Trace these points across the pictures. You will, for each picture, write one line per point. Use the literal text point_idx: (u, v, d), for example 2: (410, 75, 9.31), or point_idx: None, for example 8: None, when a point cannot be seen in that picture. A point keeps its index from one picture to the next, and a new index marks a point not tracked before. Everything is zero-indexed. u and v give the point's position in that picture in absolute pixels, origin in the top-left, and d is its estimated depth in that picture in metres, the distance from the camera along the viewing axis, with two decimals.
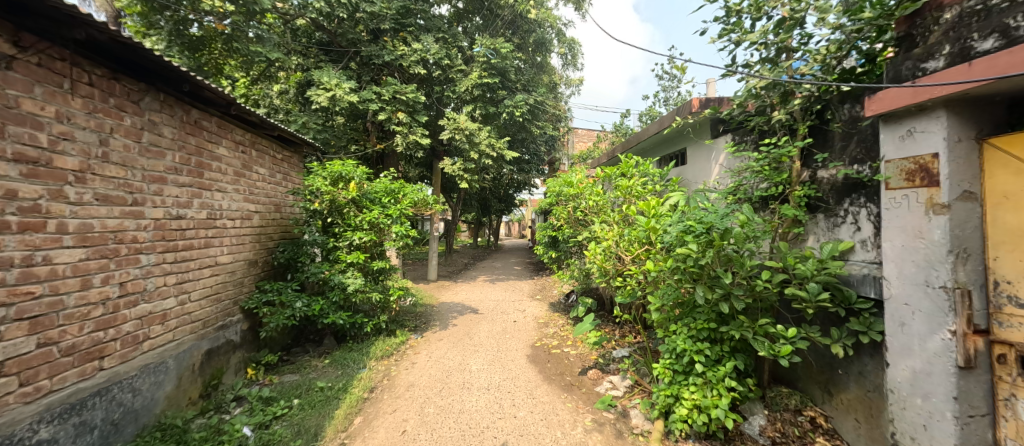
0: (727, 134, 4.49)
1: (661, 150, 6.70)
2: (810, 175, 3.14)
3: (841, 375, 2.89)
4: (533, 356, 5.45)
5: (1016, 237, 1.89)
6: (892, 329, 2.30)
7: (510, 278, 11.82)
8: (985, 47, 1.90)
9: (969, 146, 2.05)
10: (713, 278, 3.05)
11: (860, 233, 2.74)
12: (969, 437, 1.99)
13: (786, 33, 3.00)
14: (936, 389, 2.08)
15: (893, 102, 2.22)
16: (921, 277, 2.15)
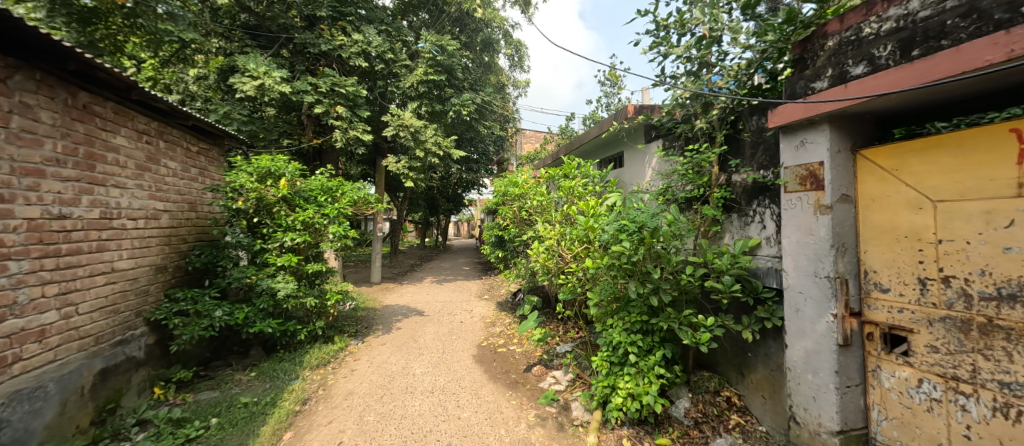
0: (658, 139, 4.83)
1: (602, 152, 7.03)
2: (726, 179, 3.47)
3: (751, 358, 3.24)
4: (479, 356, 5.44)
5: (879, 233, 2.25)
6: (790, 315, 2.62)
7: (458, 279, 11.69)
8: (858, 72, 2.22)
9: (848, 156, 2.39)
10: (644, 273, 3.26)
11: (766, 231, 3.08)
12: (847, 405, 2.33)
13: (705, 49, 3.30)
14: (823, 365, 2.40)
15: (790, 116, 2.53)
16: (811, 268, 2.47)
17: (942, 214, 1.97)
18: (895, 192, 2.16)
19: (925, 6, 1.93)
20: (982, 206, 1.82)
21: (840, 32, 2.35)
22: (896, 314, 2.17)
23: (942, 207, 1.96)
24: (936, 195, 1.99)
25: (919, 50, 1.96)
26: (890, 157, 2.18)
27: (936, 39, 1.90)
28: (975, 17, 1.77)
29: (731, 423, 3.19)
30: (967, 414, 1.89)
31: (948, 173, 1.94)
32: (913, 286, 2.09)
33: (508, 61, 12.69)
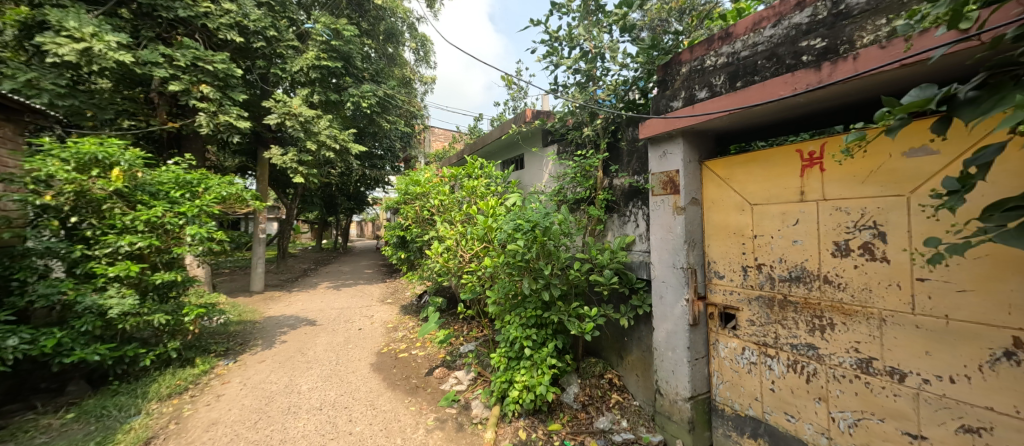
0: (553, 143, 5.13)
1: (504, 154, 7.22)
2: (609, 182, 3.84)
3: (628, 341, 3.64)
4: (378, 365, 5.12)
5: (718, 230, 2.73)
6: (656, 302, 3.02)
7: (358, 283, 10.86)
8: (701, 96, 2.64)
9: (696, 166, 2.83)
10: (536, 270, 3.42)
11: (639, 229, 3.48)
12: (696, 374, 2.77)
13: (590, 64, 3.62)
14: (679, 343, 2.82)
15: (654, 129, 2.90)
16: (671, 261, 2.88)
17: (757, 215, 2.45)
18: (728, 196, 2.64)
19: (745, 47, 2.38)
20: (781, 208, 2.32)
21: (690, 61, 2.77)
22: (729, 296, 2.65)
23: (757, 209, 2.45)
24: (754, 199, 2.48)
25: (741, 82, 2.40)
26: (724, 167, 2.66)
27: (750, 76, 2.33)
28: (774, 60, 2.20)
29: (612, 401, 3.55)
30: (772, 372, 2.38)
31: (761, 182, 2.44)
32: (739, 272, 2.57)
33: (413, 55, 12.21)
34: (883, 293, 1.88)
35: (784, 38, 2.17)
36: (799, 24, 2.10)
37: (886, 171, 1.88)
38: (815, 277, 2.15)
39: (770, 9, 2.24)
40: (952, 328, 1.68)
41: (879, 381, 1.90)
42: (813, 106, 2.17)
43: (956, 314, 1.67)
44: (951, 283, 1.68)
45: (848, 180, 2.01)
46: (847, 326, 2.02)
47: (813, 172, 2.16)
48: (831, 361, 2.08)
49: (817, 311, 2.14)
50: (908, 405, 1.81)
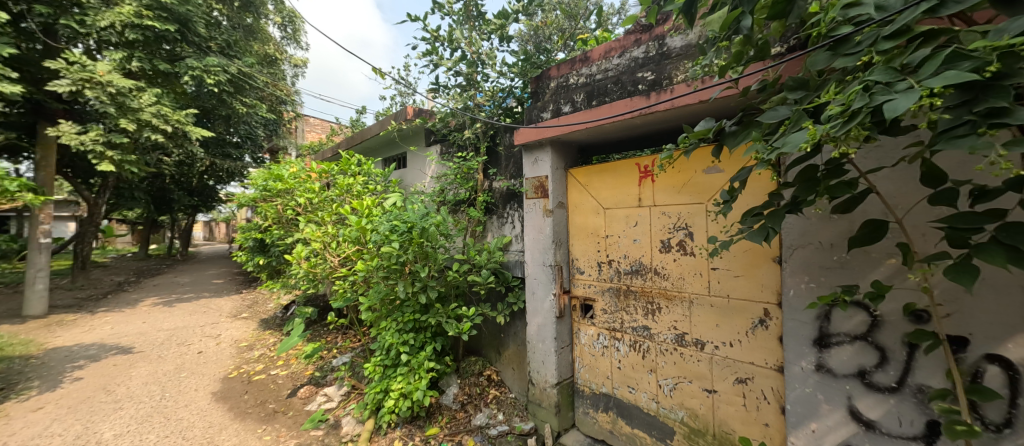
0: (436, 144, 4.87)
1: (382, 151, 6.61)
2: (489, 185, 3.93)
3: (504, 337, 3.76)
4: (222, 393, 4.27)
5: (579, 231, 3.06)
6: (529, 298, 3.23)
7: (200, 296, 8.92)
8: (565, 110, 2.92)
9: (562, 172, 3.12)
10: (412, 273, 3.30)
11: (515, 230, 3.64)
12: (561, 361, 3.05)
13: (470, 68, 3.66)
14: (548, 334, 3.07)
15: (526, 137, 3.09)
16: (541, 259, 3.12)
17: (609, 217, 2.83)
18: (586, 201, 2.99)
19: (599, 72, 2.72)
20: (625, 212, 2.72)
21: (557, 78, 3.04)
22: (588, 289, 2.99)
23: (609, 212, 2.83)
24: (606, 204, 2.85)
25: (596, 101, 2.72)
26: (585, 175, 2.99)
27: (603, 97, 2.67)
28: (619, 86, 2.56)
29: (489, 397, 3.61)
30: (619, 351, 2.77)
31: (611, 189, 2.81)
32: (595, 267, 2.93)
33: (278, 31, 10.60)
34: (692, 280, 2.35)
35: (626, 68, 2.53)
36: (637, 58, 2.48)
37: (694, 185, 2.35)
38: (648, 269, 2.58)
39: (616, 41, 2.60)
40: (733, 305, 2.17)
41: (689, 350, 2.37)
42: (647, 128, 2.58)
43: (735, 294, 2.16)
44: (731, 271, 2.17)
45: (669, 189, 2.47)
46: (669, 308, 2.47)
47: (647, 183, 2.60)
48: (658, 338, 2.53)
49: (650, 298, 2.57)
50: (707, 368, 2.28)
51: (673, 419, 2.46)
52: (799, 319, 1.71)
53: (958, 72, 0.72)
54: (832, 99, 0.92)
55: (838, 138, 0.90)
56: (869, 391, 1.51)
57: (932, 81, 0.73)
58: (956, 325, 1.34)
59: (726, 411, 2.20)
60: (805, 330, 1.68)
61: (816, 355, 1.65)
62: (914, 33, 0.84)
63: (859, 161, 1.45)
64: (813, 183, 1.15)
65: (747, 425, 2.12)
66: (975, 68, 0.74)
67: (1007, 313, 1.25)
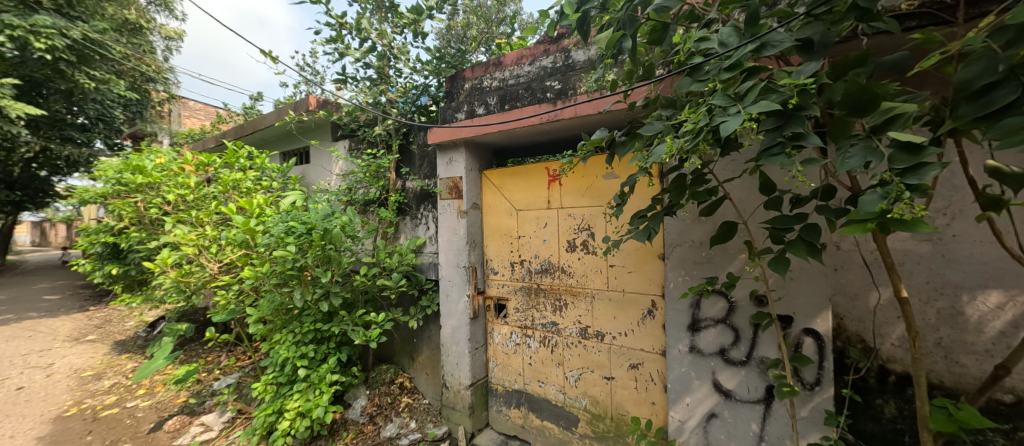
0: (344, 139, 4.39)
1: (278, 144, 5.78)
2: (402, 185, 3.71)
3: (417, 342, 3.59)
4: (52, 438, 3.40)
5: (493, 232, 3.10)
6: (443, 300, 3.17)
7: (22, 316, 6.99)
8: (479, 112, 2.94)
9: (477, 174, 3.13)
10: (313, 279, 3.00)
11: (429, 231, 3.47)
12: (475, 361, 3.06)
13: (381, 61, 3.43)
14: (462, 336, 3.05)
15: (439, 137, 3.01)
16: (455, 260, 3.09)
17: (521, 219, 2.92)
18: (500, 202, 3.05)
19: (511, 77, 2.80)
20: (536, 214, 2.84)
21: (472, 79, 3.04)
22: (501, 288, 3.05)
23: (521, 214, 2.92)
24: (518, 206, 2.94)
25: (509, 105, 2.79)
26: (499, 177, 3.04)
27: (515, 101, 2.75)
28: (530, 92, 2.65)
29: (401, 405, 3.41)
30: (530, 347, 2.88)
31: (523, 192, 2.90)
32: (508, 267, 3.00)
33: None
34: (594, 277, 2.54)
35: (536, 75, 2.65)
36: (545, 67, 2.61)
37: (595, 189, 2.54)
38: (556, 268, 2.74)
39: (527, 49, 2.71)
40: (627, 298, 2.39)
41: (592, 342, 2.56)
42: (555, 134, 2.73)
43: (628, 288, 2.39)
44: (626, 267, 2.40)
45: (574, 193, 2.64)
46: (574, 304, 2.64)
47: (555, 186, 2.74)
48: (565, 332, 2.69)
49: (558, 295, 2.72)
50: (606, 357, 2.49)
51: (577, 408, 2.63)
52: (678, 307, 1.96)
53: (770, 103, 0.89)
54: (689, 118, 1.07)
55: (693, 151, 1.05)
56: (727, 365, 1.79)
57: (753, 109, 0.89)
58: (785, 306, 1.66)
59: (622, 395, 2.42)
60: (682, 317, 1.93)
61: (689, 338, 1.91)
62: (745, 68, 1.01)
63: (718, 171, 1.70)
64: (683, 189, 1.34)
65: (638, 405, 2.36)
66: (782, 100, 0.91)
67: (816, 295, 1.60)
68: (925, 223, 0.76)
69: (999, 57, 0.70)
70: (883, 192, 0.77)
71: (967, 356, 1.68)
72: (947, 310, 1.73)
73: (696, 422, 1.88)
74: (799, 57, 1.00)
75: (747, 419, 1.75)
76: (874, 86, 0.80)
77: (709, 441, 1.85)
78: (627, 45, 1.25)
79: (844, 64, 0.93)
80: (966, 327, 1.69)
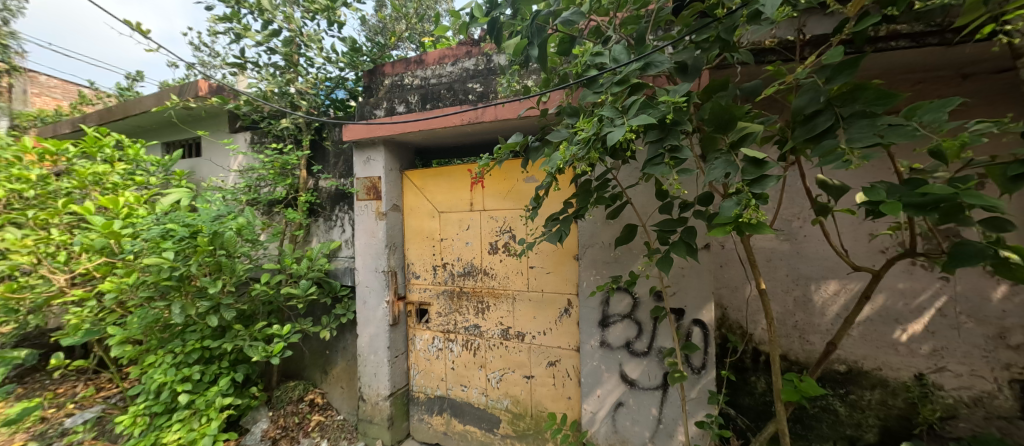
0: (245, 131, 3.87)
1: (159, 134, 4.88)
2: (314, 184, 3.39)
3: (331, 354, 3.30)
4: None
5: (415, 235, 3.00)
6: (360, 308, 2.97)
7: None
8: (400, 110, 2.82)
9: (397, 175, 2.99)
10: (199, 289, 2.60)
11: (345, 234, 3.22)
12: (395, 370, 2.92)
13: (287, 47, 3.06)
14: (380, 344, 2.89)
15: (356, 134, 2.80)
16: (373, 265, 2.92)
17: (443, 221, 2.87)
18: (422, 204, 2.96)
19: (433, 76, 2.73)
20: (459, 216, 2.81)
21: (392, 75, 2.91)
22: (423, 293, 2.96)
23: (443, 216, 2.87)
24: (440, 207, 2.88)
25: (430, 105, 2.71)
26: (421, 178, 2.95)
27: (435, 101, 2.68)
28: (452, 93, 2.61)
29: (311, 425, 3.10)
30: (453, 352, 2.84)
31: (446, 193, 2.85)
32: (430, 271, 2.93)
33: None
34: (514, 279, 2.59)
35: (458, 76, 2.62)
36: (467, 69, 2.59)
37: (516, 192, 2.59)
38: (478, 270, 2.73)
39: (450, 49, 2.66)
40: (546, 298, 2.48)
41: (513, 342, 2.60)
42: (477, 137, 2.72)
43: (547, 288, 2.47)
44: (545, 268, 2.48)
45: (496, 196, 2.66)
46: (496, 306, 2.66)
47: (477, 189, 2.73)
48: (487, 334, 2.69)
49: (480, 297, 2.72)
50: (527, 356, 2.55)
51: (499, 409, 2.65)
52: (590, 305, 2.07)
53: (649, 117, 0.97)
54: (586, 128, 1.13)
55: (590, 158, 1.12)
56: (632, 357, 1.95)
57: (634, 121, 0.97)
58: (677, 300, 1.86)
59: (541, 392, 2.49)
60: (593, 314, 2.05)
61: (600, 333, 2.04)
62: (631, 83, 1.09)
63: (622, 177, 1.83)
64: (589, 194, 1.43)
65: (556, 401, 2.45)
66: (662, 116, 1.02)
67: (702, 289, 1.81)
68: (768, 228, 0.88)
69: (822, 89, 0.85)
70: (738, 200, 0.86)
71: (814, 335, 2.04)
72: (801, 297, 2.08)
73: (606, 412, 2.01)
74: (677, 78, 1.11)
75: (647, 405, 1.91)
76: (731, 108, 0.91)
77: (616, 429, 1.99)
78: (534, 54, 1.29)
79: (710, 87, 1.03)
80: (814, 311, 2.05)
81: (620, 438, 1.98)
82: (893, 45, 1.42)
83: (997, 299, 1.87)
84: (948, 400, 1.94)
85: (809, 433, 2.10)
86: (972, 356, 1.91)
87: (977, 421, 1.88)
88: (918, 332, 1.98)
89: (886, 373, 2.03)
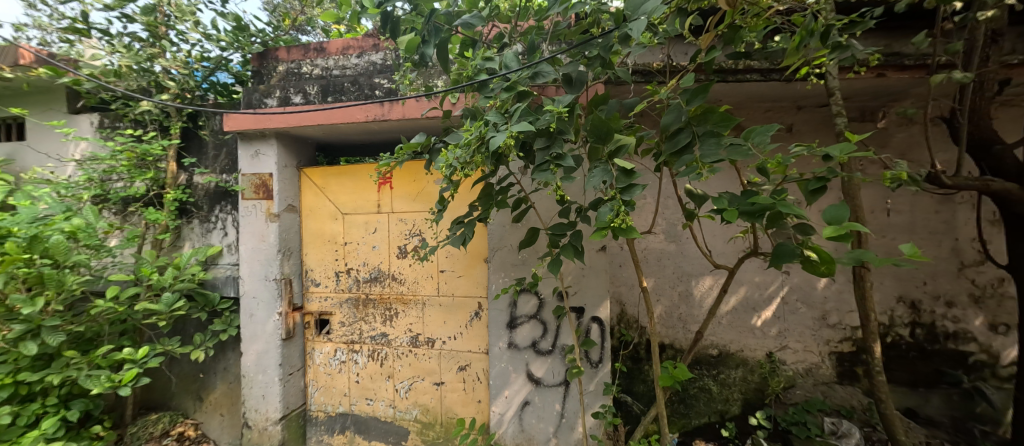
0: (90, 112, 3.15)
1: None
2: (187, 179, 2.90)
3: (208, 377, 2.84)
4: None
5: (314, 239, 2.73)
6: (245, 322, 2.60)
7: None
8: (296, 101, 2.54)
9: (293, 172, 2.69)
10: (10, 309, 2.04)
11: (227, 238, 2.80)
12: (289, 390, 2.62)
13: (148, 15, 2.56)
14: (269, 362, 2.56)
15: (241, 124, 2.46)
16: (262, 273, 2.58)
17: (347, 223, 2.66)
18: (323, 205, 2.71)
19: (336, 67, 2.53)
20: (365, 218, 2.63)
21: (287, 62, 2.62)
22: (324, 302, 2.72)
23: (348, 218, 2.67)
24: (344, 209, 2.67)
25: (331, 98, 2.49)
26: (321, 177, 2.70)
27: (338, 94, 2.47)
28: (357, 87, 2.44)
29: None
30: (357, 365, 2.64)
31: (350, 194, 2.65)
32: (332, 278, 2.69)
33: None
34: (424, 283, 2.50)
35: (364, 70, 2.45)
36: (375, 63, 2.44)
37: (425, 194, 2.52)
38: (386, 276, 2.59)
39: (355, 40, 2.48)
40: (456, 302, 2.44)
41: (423, 350, 2.51)
42: (386, 135, 2.57)
43: (458, 292, 2.44)
44: (455, 272, 2.45)
45: (406, 197, 2.55)
46: (405, 312, 2.55)
47: (385, 190, 2.60)
48: (395, 343, 2.56)
49: (388, 304, 2.58)
50: (437, 363, 2.48)
51: (407, 420, 2.54)
52: (498, 307, 2.09)
53: (532, 125, 1.01)
54: (479, 131, 1.14)
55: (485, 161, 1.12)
56: (538, 356, 2.01)
57: (516, 128, 1.00)
58: (578, 299, 1.97)
59: (451, 398, 2.45)
60: (502, 316, 2.08)
61: (508, 335, 2.07)
62: (518, 90, 1.14)
63: (527, 182, 1.88)
64: (490, 199, 1.43)
65: (465, 406, 2.43)
66: (551, 125, 1.06)
67: (599, 288, 1.94)
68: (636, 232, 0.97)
69: (683, 109, 0.96)
70: (611, 206, 0.94)
71: (694, 324, 2.33)
72: (684, 292, 2.36)
73: (513, 412, 2.05)
74: (563, 89, 1.16)
75: (551, 401, 1.99)
76: (608, 121, 0.98)
77: (523, 428, 2.03)
78: (430, 51, 1.29)
79: (593, 101, 1.10)
80: (693, 304, 2.34)
81: (526, 436, 2.03)
82: (749, 77, 1.68)
83: (821, 288, 2.33)
84: (789, 372, 2.36)
85: (690, 410, 2.39)
86: (805, 335, 2.35)
87: (808, 387, 2.32)
88: (769, 318, 2.38)
89: (746, 354, 2.40)
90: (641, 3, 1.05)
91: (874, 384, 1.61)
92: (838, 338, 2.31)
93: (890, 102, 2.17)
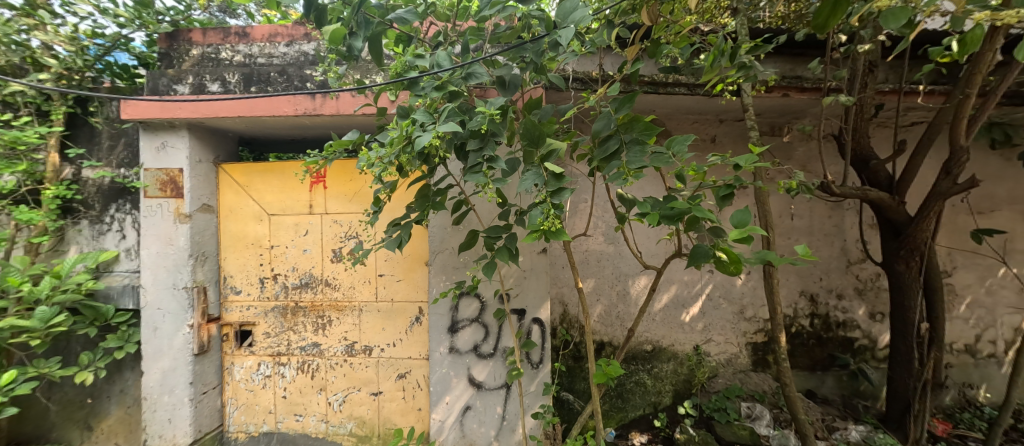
0: None
1: None
2: (73, 173, 2.49)
3: (99, 402, 2.46)
4: None
5: (235, 242, 2.48)
6: (146, 337, 2.29)
7: None
8: (212, 89, 2.29)
9: (208, 167, 2.43)
10: None
11: (125, 242, 2.45)
12: (202, 411, 2.34)
13: None
14: (177, 381, 2.27)
15: (142, 112, 2.15)
16: (169, 281, 2.29)
17: (274, 225, 2.46)
18: (245, 205, 2.47)
19: (261, 55, 2.32)
20: (294, 220, 2.45)
21: (202, 45, 2.36)
22: (245, 312, 2.48)
23: (274, 219, 2.46)
24: (271, 210, 2.46)
25: (255, 88, 2.28)
26: (243, 174, 2.46)
27: (263, 84, 2.28)
28: (284, 78, 2.26)
29: None
30: (285, 378, 2.44)
31: (277, 193, 2.45)
32: (256, 285, 2.46)
33: None
34: (361, 289, 2.37)
35: (294, 60, 2.28)
36: (306, 53, 2.29)
37: (362, 194, 2.40)
38: (319, 281, 2.42)
39: (283, 27, 2.30)
40: (395, 307, 2.35)
41: (359, 358, 2.38)
42: (318, 130, 2.41)
43: (397, 297, 2.35)
44: (395, 276, 2.35)
45: (341, 197, 2.41)
46: (340, 320, 2.40)
47: (318, 189, 2.43)
48: (328, 352, 2.40)
49: (320, 312, 2.41)
50: (374, 371, 2.36)
51: (341, 434, 2.39)
52: (439, 312, 2.04)
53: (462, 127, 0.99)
54: (410, 131, 1.10)
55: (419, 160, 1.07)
56: (479, 359, 1.99)
57: (447, 128, 0.98)
58: (519, 301, 1.98)
59: (390, 408, 2.34)
60: (442, 321, 2.03)
61: (449, 340, 2.02)
62: (448, 90, 1.14)
63: (468, 184, 1.86)
64: (427, 200, 1.39)
65: (405, 415, 2.34)
66: (484, 127, 1.05)
67: (540, 289, 1.97)
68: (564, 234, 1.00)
69: (612, 117, 1.01)
70: (542, 209, 0.96)
71: (629, 322, 2.45)
72: (621, 291, 2.47)
73: (454, 418, 2.01)
74: (498, 91, 1.17)
75: (492, 404, 1.98)
76: (540, 126, 1.00)
77: (464, 433, 2.00)
78: (359, 45, 1.24)
79: (527, 105, 1.11)
80: (628, 302, 2.47)
81: (467, 441, 2.00)
82: (677, 90, 1.81)
83: (739, 285, 2.56)
84: (712, 363, 2.57)
85: (626, 404, 2.51)
86: (726, 328, 2.57)
87: (728, 376, 2.54)
88: (695, 313, 2.58)
89: (676, 348, 2.57)
90: (571, 11, 1.08)
91: (780, 370, 1.79)
92: (753, 329, 2.56)
93: (793, 120, 2.45)
